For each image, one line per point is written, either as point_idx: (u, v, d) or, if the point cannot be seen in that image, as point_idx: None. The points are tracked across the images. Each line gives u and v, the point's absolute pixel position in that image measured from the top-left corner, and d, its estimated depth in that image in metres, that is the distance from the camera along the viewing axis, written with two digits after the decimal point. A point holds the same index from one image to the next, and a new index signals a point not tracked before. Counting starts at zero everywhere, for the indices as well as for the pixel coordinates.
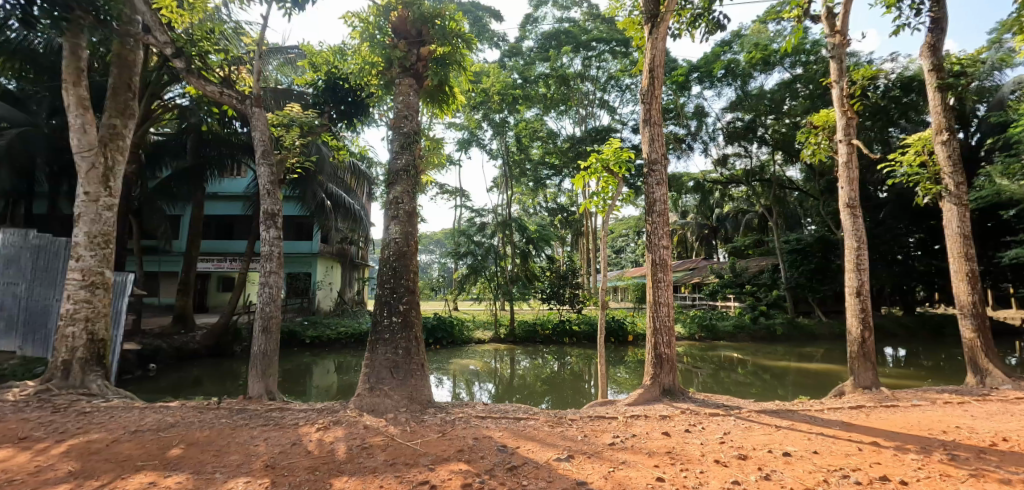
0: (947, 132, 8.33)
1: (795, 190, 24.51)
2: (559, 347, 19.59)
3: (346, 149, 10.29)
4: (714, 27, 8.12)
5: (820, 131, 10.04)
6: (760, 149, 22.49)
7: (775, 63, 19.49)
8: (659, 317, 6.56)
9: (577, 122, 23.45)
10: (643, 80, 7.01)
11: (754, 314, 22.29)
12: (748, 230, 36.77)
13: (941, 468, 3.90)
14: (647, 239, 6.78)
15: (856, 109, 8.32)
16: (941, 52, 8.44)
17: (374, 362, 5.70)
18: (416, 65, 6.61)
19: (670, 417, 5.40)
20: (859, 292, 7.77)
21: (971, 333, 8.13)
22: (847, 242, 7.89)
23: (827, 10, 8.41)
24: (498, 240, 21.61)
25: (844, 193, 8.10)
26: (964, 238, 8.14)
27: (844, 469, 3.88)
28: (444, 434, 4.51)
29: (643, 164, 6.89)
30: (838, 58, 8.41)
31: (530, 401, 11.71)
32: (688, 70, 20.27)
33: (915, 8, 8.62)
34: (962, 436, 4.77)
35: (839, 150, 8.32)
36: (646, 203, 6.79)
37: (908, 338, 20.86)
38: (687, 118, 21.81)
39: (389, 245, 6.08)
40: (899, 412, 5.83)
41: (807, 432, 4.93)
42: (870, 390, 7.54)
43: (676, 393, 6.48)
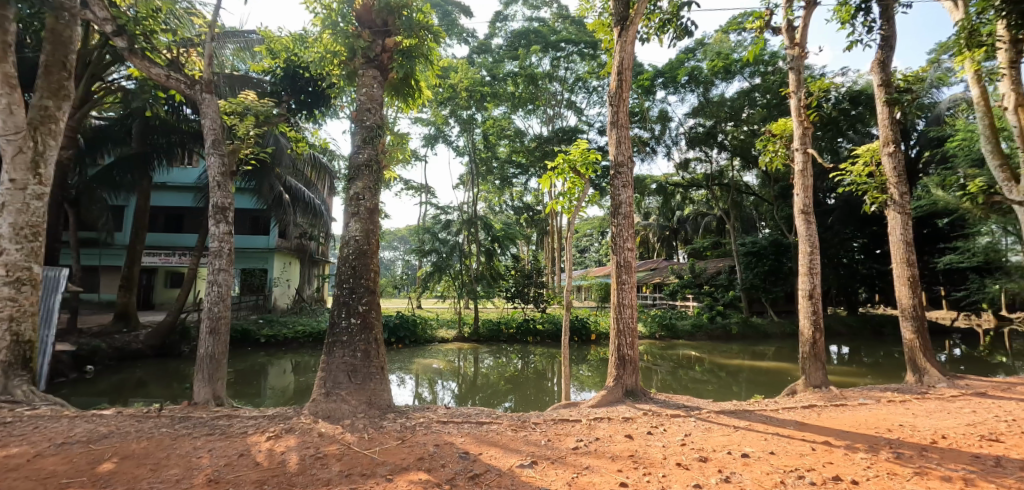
0: (894, 144, 8.76)
1: (752, 195, 25.46)
2: (522, 346, 19.63)
3: (306, 141, 9.85)
4: (681, 33, 8.23)
5: (777, 139, 10.34)
6: (719, 155, 23.18)
7: (736, 72, 20.26)
8: (623, 318, 6.59)
9: (544, 121, 23.51)
10: (612, 81, 7.04)
11: (711, 314, 23.04)
12: (707, 232, 38.05)
13: (888, 466, 4.06)
14: (611, 241, 6.78)
15: (812, 120, 8.64)
16: (890, 68, 8.88)
17: (330, 366, 5.47)
18: (381, 57, 6.38)
19: (632, 419, 5.41)
20: (811, 294, 8.04)
21: (911, 335, 8.54)
22: (801, 247, 8.17)
23: (787, 23, 8.69)
24: (464, 238, 21.37)
25: (799, 199, 8.38)
26: (907, 244, 8.58)
27: (799, 470, 3.98)
28: (404, 440, 4.35)
29: (610, 166, 6.88)
30: (796, 69, 8.72)
31: (494, 400, 11.67)
32: (653, 75, 20.82)
33: (868, 25, 9.03)
34: (905, 434, 5.00)
35: (795, 159, 8.61)
36: (611, 204, 6.80)
37: (851, 337, 22.07)
38: (652, 122, 22.35)
39: (350, 242, 5.85)
40: (847, 411, 6.08)
41: (764, 432, 5.06)
42: (820, 388, 7.87)
43: (639, 394, 6.53)
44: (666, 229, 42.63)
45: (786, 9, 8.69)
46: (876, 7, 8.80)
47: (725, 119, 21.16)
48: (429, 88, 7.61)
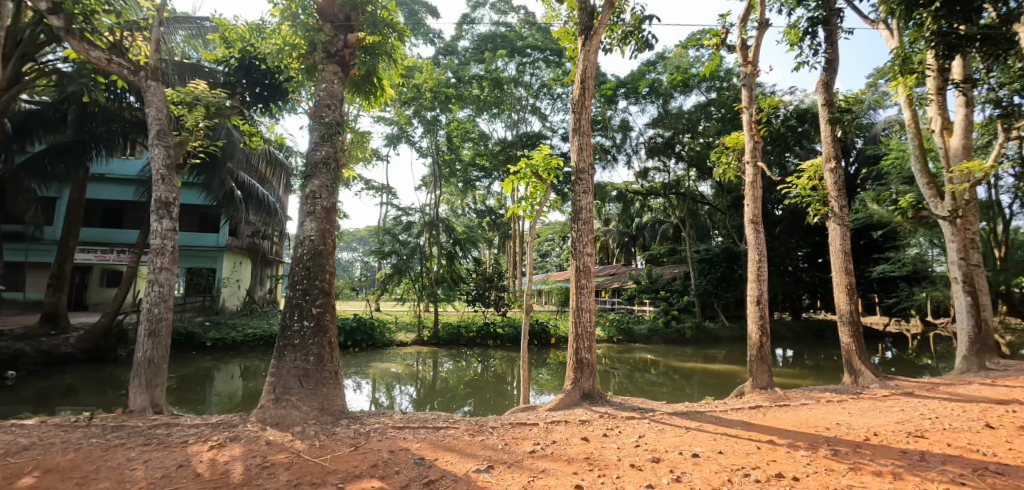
0: (835, 161, 9.30)
1: (706, 205, 26.46)
2: (482, 349, 19.57)
3: (261, 135, 9.47)
4: (643, 46, 8.46)
5: (731, 152, 10.81)
6: (676, 165, 24.00)
7: (694, 86, 21.10)
8: (581, 323, 6.67)
9: (508, 125, 23.61)
10: (575, 89, 7.15)
11: (666, 319, 23.71)
12: (664, 239, 39.23)
13: (826, 463, 4.29)
14: (571, 246, 6.87)
15: (762, 135, 9.07)
16: (833, 89, 9.45)
17: (280, 370, 5.25)
18: (342, 52, 6.23)
19: (589, 421, 5.49)
20: (759, 300, 8.40)
21: (849, 340, 9.05)
22: (751, 255, 8.54)
23: (742, 42, 9.11)
24: (425, 240, 21.16)
25: (749, 209, 8.76)
26: (845, 255, 9.14)
27: (746, 468, 4.14)
28: (357, 447, 4.23)
29: (571, 172, 6.97)
30: (749, 86, 9.13)
31: (453, 404, 11.57)
32: (616, 85, 21.37)
33: (815, 48, 9.59)
34: (842, 432, 5.30)
35: (746, 171, 9.01)
36: (572, 210, 6.89)
37: (795, 340, 23.27)
38: (613, 131, 22.89)
39: (304, 242, 5.65)
40: (790, 412, 6.38)
41: (714, 432, 5.23)
42: (766, 390, 8.22)
43: (595, 397, 6.63)
44: (626, 236, 43.64)
45: (741, 29, 9.10)
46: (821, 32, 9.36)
47: (683, 131, 21.96)
48: (392, 87, 7.49)
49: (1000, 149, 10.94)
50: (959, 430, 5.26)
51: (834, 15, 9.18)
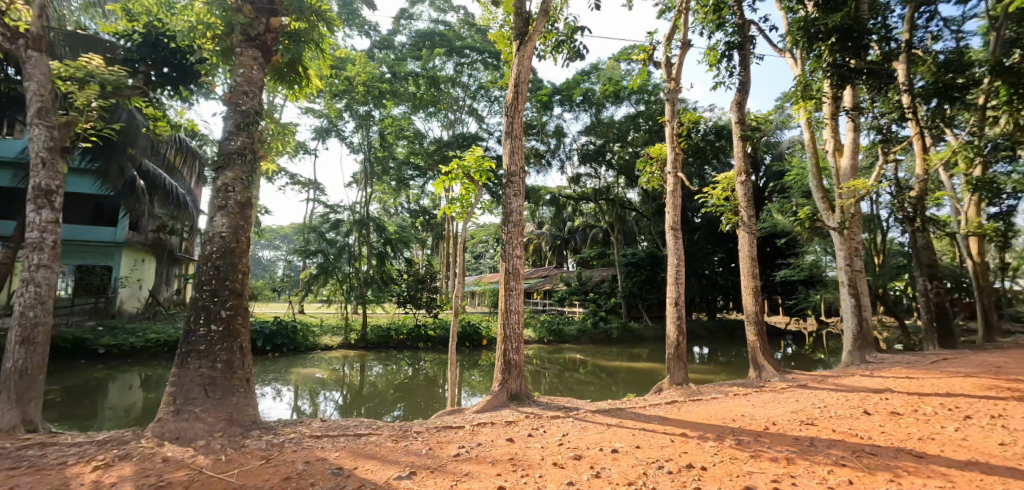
0: (745, 175, 10.08)
1: (633, 211, 27.73)
2: (413, 352, 19.19)
3: (168, 121, 8.67)
4: (574, 55, 8.71)
5: (654, 162, 11.42)
6: (607, 172, 24.98)
7: (624, 97, 22.09)
8: (510, 324, 6.74)
9: (445, 125, 23.37)
10: (508, 93, 7.22)
11: (595, 320, 24.52)
12: (594, 243, 40.62)
13: (731, 452, 4.63)
14: (501, 249, 6.92)
15: (682, 147, 9.67)
16: (745, 109, 10.25)
17: (182, 379, 4.83)
18: (264, 37, 5.89)
19: (514, 422, 5.55)
20: (677, 302, 8.92)
21: (754, 337, 9.84)
22: (670, 259, 9.05)
23: (666, 59, 9.66)
24: (354, 239, 20.41)
25: (670, 217, 9.28)
26: (752, 259, 9.95)
27: (660, 461, 4.38)
28: (269, 459, 4.00)
29: (502, 175, 7.01)
30: (672, 101, 9.69)
31: (382, 409, 11.24)
32: (551, 91, 21.91)
33: (731, 70, 10.37)
34: (745, 422, 5.75)
35: (668, 180, 9.55)
36: (502, 212, 6.95)
37: (710, 339, 24.96)
38: (548, 136, 23.38)
39: (213, 239, 5.24)
40: (701, 405, 6.83)
41: (633, 428, 5.49)
42: (682, 385, 8.73)
43: (522, 398, 6.71)
44: (558, 239, 44.67)
45: (666, 46, 9.65)
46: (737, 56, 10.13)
47: (613, 140, 22.95)
48: (319, 78, 7.17)
49: (879, 169, 12.45)
50: (842, 417, 5.90)
51: (748, 40, 9.97)
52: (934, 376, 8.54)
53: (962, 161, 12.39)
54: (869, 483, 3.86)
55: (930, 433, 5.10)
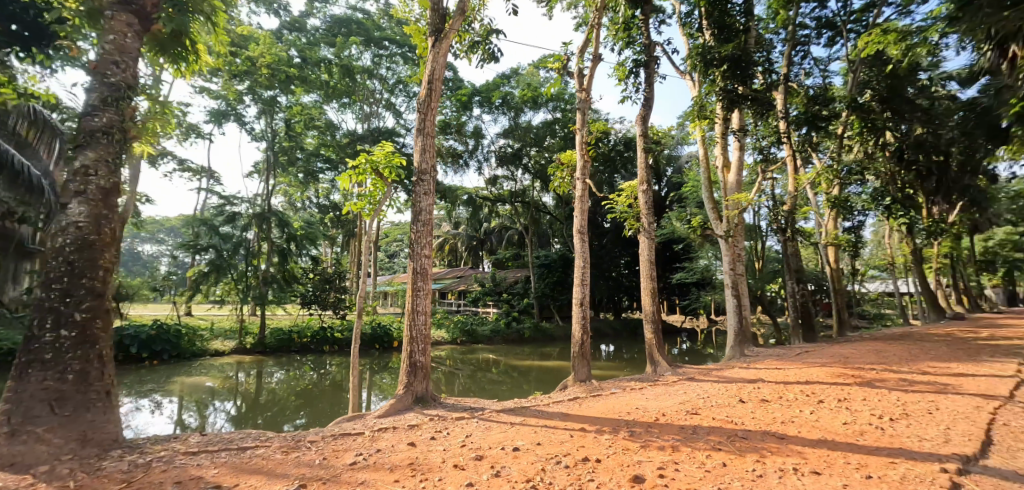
0: (647, 184, 10.79)
1: (548, 214, 28.56)
2: (317, 356, 18.16)
3: (17, 88, 7.42)
4: (489, 56, 8.77)
5: (565, 168, 11.85)
6: (523, 176, 25.55)
7: (542, 104, 22.75)
8: (417, 325, 6.61)
9: (359, 118, 22.42)
10: (422, 89, 7.09)
11: (507, 320, 24.86)
12: (509, 245, 41.29)
13: (623, 443, 4.92)
14: (409, 248, 6.79)
15: (591, 155, 10.12)
16: (648, 122, 10.97)
17: (20, 395, 4.14)
18: (142, 2, 5.21)
19: (418, 426, 5.45)
20: (582, 302, 9.31)
21: (651, 335, 10.56)
22: (577, 261, 9.43)
23: (578, 70, 10.07)
24: (253, 234, 18.89)
25: (578, 220, 9.68)
26: (651, 263, 10.67)
27: (558, 456, 4.54)
28: (131, 483, 3.55)
29: (412, 173, 6.86)
30: (583, 110, 10.09)
31: (282, 419, 10.48)
32: (471, 91, 22.07)
33: (637, 86, 11.06)
34: (638, 415, 6.14)
35: (576, 186, 9.95)
36: (412, 211, 6.81)
37: (614, 337, 26.41)
38: (466, 137, 23.36)
39: (66, 230, 4.56)
40: (601, 401, 7.20)
41: (535, 425, 5.63)
42: (585, 382, 9.13)
43: (428, 400, 6.62)
44: (474, 240, 44.71)
45: (579, 57, 10.06)
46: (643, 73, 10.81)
47: (530, 144, 23.52)
48: (210, 55, 6.55)
49: (759, 184, 13.97)
50: (721, 405, 6.52)
51: (653, 60, 10.68)
52: (797, 366, 9.75)
53: (823, 181, 14.29)
54: (738, 464, 4.29)
55: (790, 417, 5.81)
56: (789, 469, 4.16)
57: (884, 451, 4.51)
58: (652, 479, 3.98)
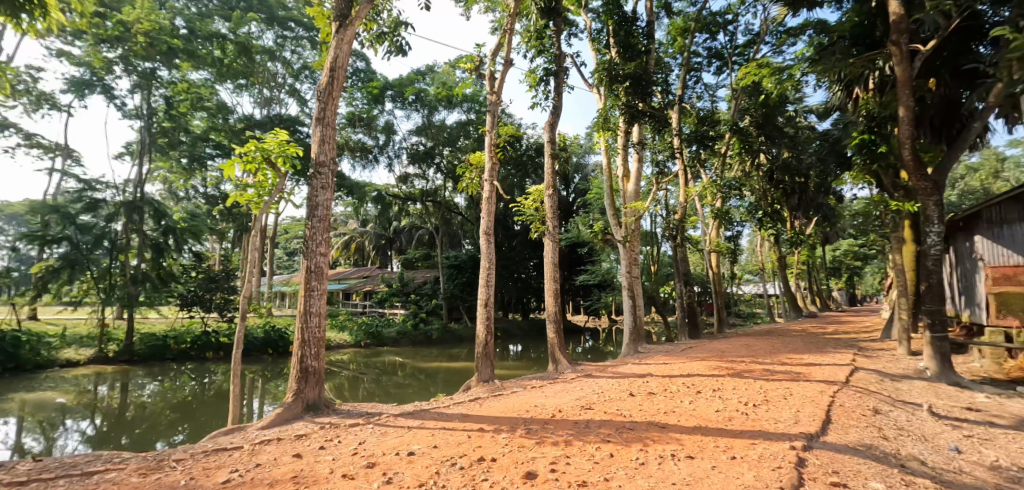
0: (553, 189, 11.12)
1: (459, 215, 28.44)
2: (199, 363, 16.39)
3: None
4: (397, 50, 8.52)
5: (473, 169, 11.84)
6: (435, 175, 25.21)
7: (456, 104, 22.63)
8: (309, 328, 6.21)
9: (258, 103, 20.70)
10: (323, 76, 6.66)
11: (415, 321, 24.31)
12: (419, 244, 40.50)
13: (519, 441, 5.01)
14: (303, 245, 6.36)
15: (499, 158, 10.23)
16: (556, 130, 11.33)
17: None
18: None
19: (306, 436, 5.12)
20: (487, 303, 9.36)
21: (552, 335, 10.90)
22: (482, 262, 9.47)
23: (490, 73, 10.12)
24: (122, 226, 16.60)
25: (484, 222, 9.72)
26: (554, 265, 11.03)
27: (454, 458, 4.49)
28: None
29: (310, 164, 6.44)
30: (493, 113, 10.16)
31: (155, 435, 9.28)
32: (383, 85, 21.36)
33: (546, 94, 11.40)
34: (536, 412, 6.30)
35: (484, 187, 9.98)
36: (307, 205, 6.38)
37: (522, 337, 26.96)
38: (377, 131, 22.51)
39: None
40: (502, 400, 7.28)
41: (433, 428, 5.54)
42: (488, 382, 9.19)
43: (320, 408, 6.24)
44: (382, 238, 43.16)
45: (491, 61, 10.12)
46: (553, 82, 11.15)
47: (443, 143, 23.27)
48: None
49: (654, 193, 15.07)
50: (612, 400, 6.92)
51: (562, 71, 11.05)
52: (681, 361, 10.64)
53: (709, 194, 15.77)
54: (624, 454, 4.56)
55: (672, 407, 6.32)
56: (668, 455, 4.50)
57: (747, 434, 5.06)
58: (545, 473, 4.08)
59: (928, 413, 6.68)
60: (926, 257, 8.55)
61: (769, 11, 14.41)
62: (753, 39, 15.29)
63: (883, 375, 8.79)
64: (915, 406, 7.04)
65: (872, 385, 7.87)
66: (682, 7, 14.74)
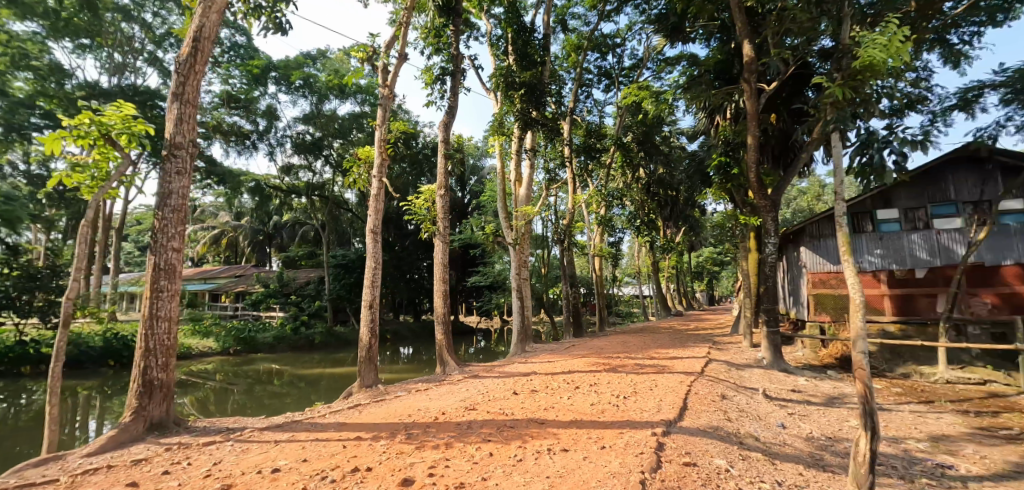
0: (444, 189, 11.00)
1: (348, 211, 27.01)
2: (11, 381, 13.50)
3: None
4: (276, 27, 7.82)
5: (361, 164, 11.27)
6: (323, 168, 23.67)
7: (349, 94, 21.50)
8: (155, 335, 5.41)
9: (105, 70, 17.71)
10: (184, 45, 5.76)
11: (295, 325, 22.53)
12: (303, 242, 37.69)
13: (399, 447, 4.85)
14: (149, 238, 5.51)
15: (389, 154, 9.87)
16: (450, 130, 11.25)
17: None
18: None
19: (146, 460, 4.45)
20: (372, 305, 8.96)
21: (441, 336, 10.78)
22: (368, 262, 9.06)
23: (383, 65, 9.73)
24: None
25: (371, 220, 9.30)
26: (444, 266, 10.93)
27: (325, 471, 4.21)
28: None
29: (162, 145, 5.59)
30: (385, 106, 9.78)
31: None
32: (266, 65, 19.53)
33: (442, 93, 11.28)
34: (419, 416, 6.17)
35: (372, 183, 9.55)
36: (158, 194, 5.55)
37: (412, 340, 26.37)
38: (256, 116, 20.53)
39: None
40: (383, 405, 7.01)
41: (304, 440, 5.15)
42: (371, 387, 8.82)
43: (167, 426, 5.46)
44: (259, 234, 39.41)
45: (385, 53, 9.73)
46: (449, 81, 11.05)
47: (333, 135, 21.95)
48: None
49: (544, 198, 15.68)
50: (496, 399, 7.03)
51: (458, 72, 10.98)
52: (564, 358, 11.18)
53: (594, 202, 16.83)
54: (503, 452, 4.64)
55: (552, 403, 6.60)
56: (544, 449, 4.67)
57: (617, 424, 5.45)
58: (422, 479, 4.00)
59: (763, 396, 7.81)
60: (764, 264, 9.96)
61: (650, 40, 15.80)
62: (637, 63, 16.66)
63: (730, 365, 10.07)
64: (753, 390, 8.16)
65: (722, 374, 8.96)
66: (576, 25, 15.52)
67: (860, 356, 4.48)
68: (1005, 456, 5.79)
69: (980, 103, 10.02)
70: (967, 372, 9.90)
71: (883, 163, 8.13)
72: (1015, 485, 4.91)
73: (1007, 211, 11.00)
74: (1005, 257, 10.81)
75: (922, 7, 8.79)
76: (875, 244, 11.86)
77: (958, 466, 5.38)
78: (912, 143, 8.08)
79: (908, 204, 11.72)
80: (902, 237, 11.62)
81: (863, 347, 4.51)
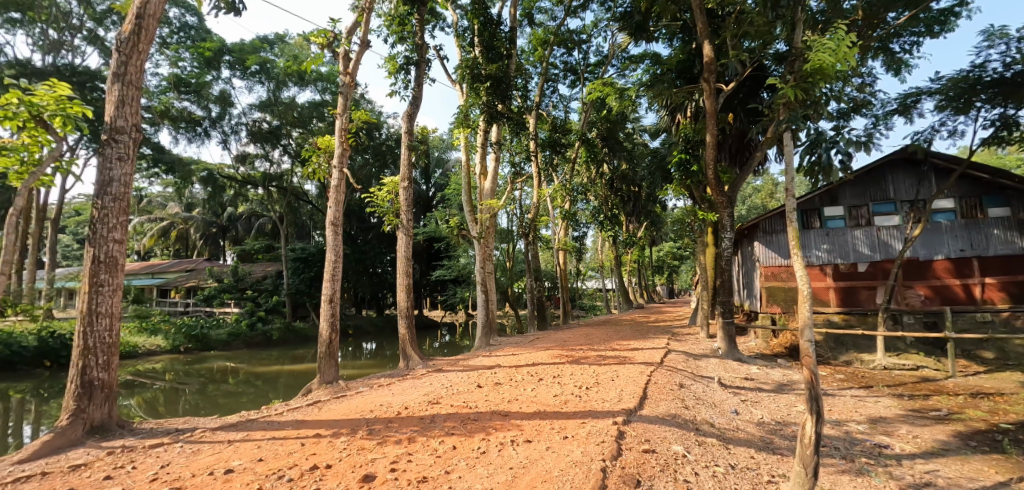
0: (408, 181, 10.80)
1: (307, 203, 26.19)
2: None
3: None
4: (229, 7, 7.44)
5: (322, 153, 10.84)
6: (281, 157, 22.82)
7: (309, 81, 20.83)
8: (95, 332, 5.08)
9: (38, 47, 16.38)
10: (126, 23, 5.38)
11: (251, 321, 21.72)
12: (259, 235, 36.33)
13: (359, 443, 4.77)
14: (88, 229, 5.15)
15: (350, 145, 9.59)
16: (415, 121, 11.05)
17: None
18: None
19: (85, 466, 4.19)
20: (332, 299, 8.72)
21: (404, 330, 10.61)
22: (328, 256, 8.83)
23: (344, 52, 9.44)
24: None
25: (331, 212, 9.06)
26: (407, 260, 10.76)
27: (281, 470, 4.08)
28: None
29: (102, 129, 5.22)
30: (346, 95, 9.50)
31: None
32: (219, 47, 18.59)
33: (406, 84, 11.04)
34: (381, 411, 6.09)
35: (332, 175, 9.26)
36: (97, 180, 5.19)
37: (374, 334, 25.90)
38: (209, 102, 19.58)
39: None
40: (345, 402, 6.88)
41: (260, 439, 4.98)
42: (331, 384, 8.63)
43: (110, 430, 5.15)
44: (212, 226, 37.64)
45: (346, 39, 9.42)
46: (414, 72, 10.84)
47: (292, 123, 21.24)
48: None
49: (509, 192, 15.62)
50: (460, 392, 7.00)
51: (424, 63, 10.77)
52: (528, 351, 11.24)
53: (559, 197, 16.91)
54: (467, 445, 4.62)
55: (516, 395, 6.63)
56: (508, 441, 4.69)
57: (579, 414, 5.53)
58: (384, 474, 3.94)
59: (718, 384, 8.12)
60: (720, 258, 10.30)
61: (615, 37, 15.97)
62: (602, 60, 16.82)
63: (688, 355, 10.37)
64: (708, 379, 8.47)
65: (680, 364, 9.26)
66: (543, 20, 15.46)
67: (807, 345, 4.70)
68: (934, 435, 6.25)
69: (918, 108, 10.68)
70: (902, 358, 10.66)
71: (830, 162, 8.54)
72: (942, 461, 5.31)
73: (939, 210, 11.74)
74: (937, 252, 11.58)
75: (868, 16, 9.26)
76: (822, 240, 12.43)
77: (894, 446, 5.75)
78: (856, 144, 8.52)
79: (853, 202, 12.35)
80: (847, 233, 12.27)
81: (810, 336, 4.75)
